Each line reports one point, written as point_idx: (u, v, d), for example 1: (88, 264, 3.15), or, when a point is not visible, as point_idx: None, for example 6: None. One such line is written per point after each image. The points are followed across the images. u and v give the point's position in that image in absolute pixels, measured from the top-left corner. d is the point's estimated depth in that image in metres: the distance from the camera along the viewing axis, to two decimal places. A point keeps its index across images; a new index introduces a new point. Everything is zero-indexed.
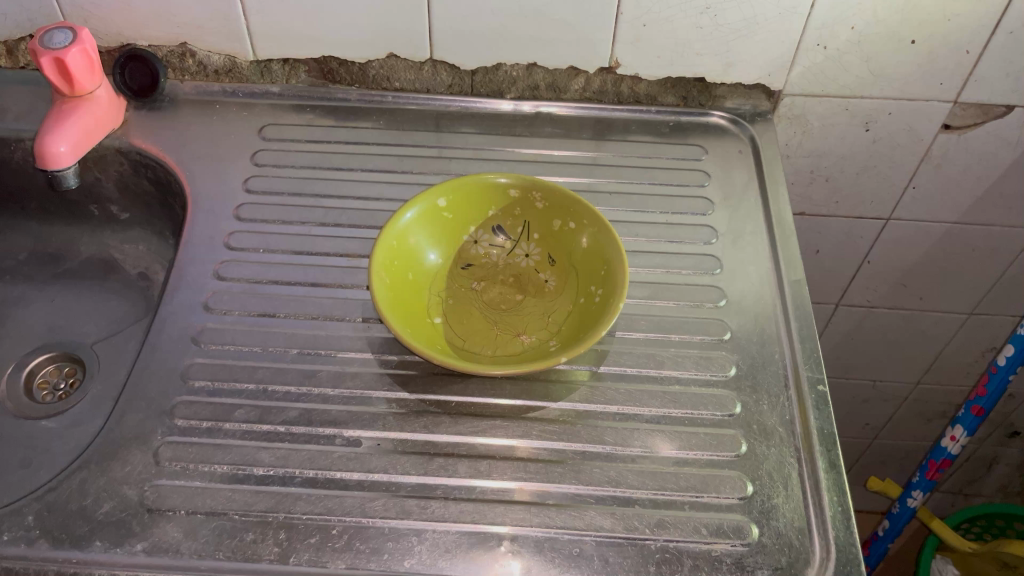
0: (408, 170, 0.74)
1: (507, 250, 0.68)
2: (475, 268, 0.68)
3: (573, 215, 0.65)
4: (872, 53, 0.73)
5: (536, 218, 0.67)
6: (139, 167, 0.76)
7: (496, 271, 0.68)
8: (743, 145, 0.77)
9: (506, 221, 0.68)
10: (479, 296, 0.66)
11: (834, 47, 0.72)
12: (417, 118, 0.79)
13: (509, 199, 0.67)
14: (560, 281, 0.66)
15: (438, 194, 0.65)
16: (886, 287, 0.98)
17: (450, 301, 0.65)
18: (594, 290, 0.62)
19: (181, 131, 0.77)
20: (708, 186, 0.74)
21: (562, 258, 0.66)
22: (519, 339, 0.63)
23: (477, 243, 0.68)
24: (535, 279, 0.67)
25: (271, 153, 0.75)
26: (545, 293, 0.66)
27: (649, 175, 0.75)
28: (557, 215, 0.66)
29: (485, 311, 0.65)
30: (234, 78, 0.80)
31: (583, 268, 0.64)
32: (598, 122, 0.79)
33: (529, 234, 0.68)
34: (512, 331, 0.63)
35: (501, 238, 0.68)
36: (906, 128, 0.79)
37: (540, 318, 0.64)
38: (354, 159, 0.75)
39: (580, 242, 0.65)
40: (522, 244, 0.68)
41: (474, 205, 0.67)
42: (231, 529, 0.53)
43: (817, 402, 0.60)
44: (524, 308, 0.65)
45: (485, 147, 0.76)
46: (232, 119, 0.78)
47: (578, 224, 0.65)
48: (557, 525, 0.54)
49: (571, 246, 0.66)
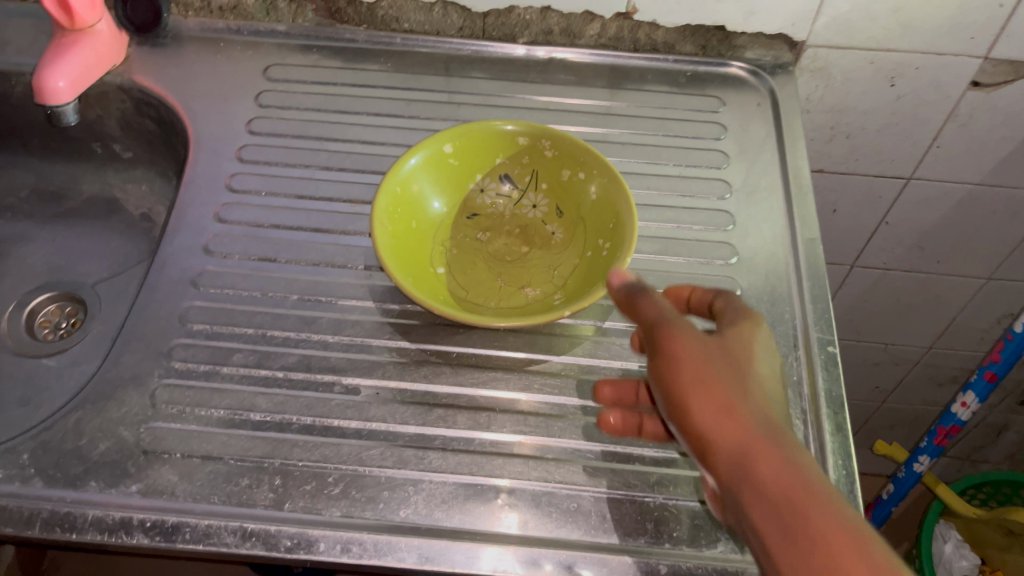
0: (416, 115, 0.72)
1: (514, 199, 0.66)
2: (481, 217, 0.65)
3: (583, 164, 0.62)
4: (901, 4, 0.68)
5: (545, 167, 0.64)
6: (141, 104, 0.74)
7: (502, 220, 0.65)
8: (762, 98, 0.75)
9: (513, 169, 0.65)
10: (485, 246, 0.64)
11: None
12: (427, 62, 0.77)
13: (518, 145, 0.64)
14: (567, 234, 0.64)
15: (444, 139, 0.62)
16: (904, 249, 0.96)
17: (453, 251, 0.63)
18: (603, 242, 0.60)
19: (183, 69, 0.75)
20: (725, 139, 0.72)
21: (571, 210, 0.64)
22: (524, 291, 0.61)
23: (484, 192, 0.66)
24: (542, 230, 0.65)
25: (276, 93, 0.74)
26: (552, 245, 0.64)
27: (663, 127, 0.72)
28: (567, 164, 0.63)
29: (490, 263, 0.63)
30: (240, 16, 0.78)
31: (591, 220, 0.62)
32: (613, 70, 0.77)
33: (537, 184, 0.65)
34: (517, 284, 0.61)
35: (508, 187, 0.66)
36: (932, 85, 0.76)
37: (546, 271, 0.62)
38: (361, 102, 0.73)
39: (589, 193, 0.62)
40: (530, 194, 0.65)
41: (481, 152, 0.65)
42: (227, 474, 0.53)
43: (826, 363, 0.59)
44: (530, 260, 0.63)
45: (495, 93, 0.74)
46: (237, 58, 0.76)
47: (587, 173, 0.62)
48: (555, 480, 0.53)
49: (581, 197, 0.63)
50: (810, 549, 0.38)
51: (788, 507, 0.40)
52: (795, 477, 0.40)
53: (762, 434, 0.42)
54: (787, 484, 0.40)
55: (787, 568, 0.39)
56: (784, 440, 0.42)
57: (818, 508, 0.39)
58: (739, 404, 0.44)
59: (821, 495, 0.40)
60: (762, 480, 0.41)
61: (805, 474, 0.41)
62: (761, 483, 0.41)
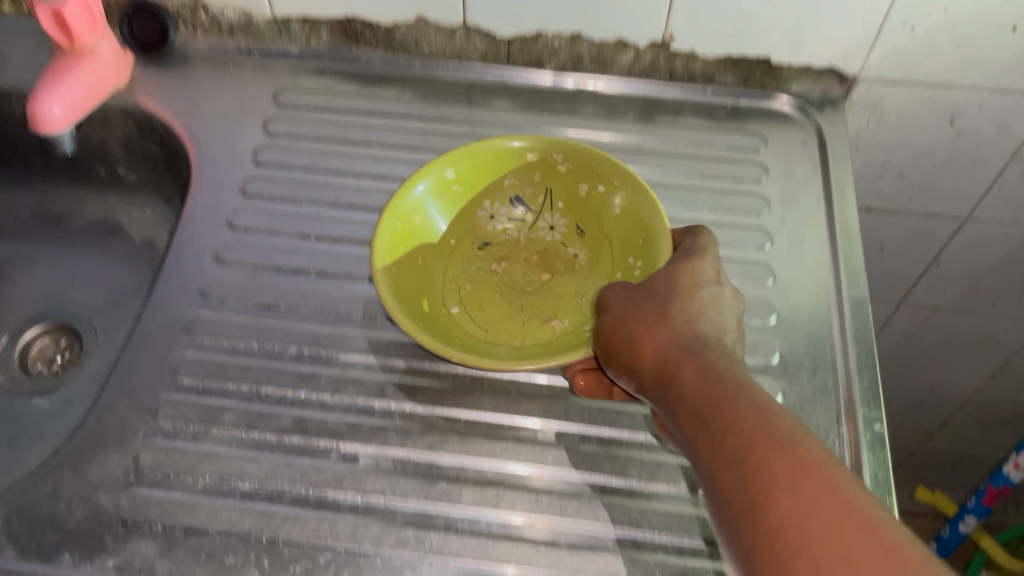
0: (432, 148, 0.67)
1: (526, 226, 0.62)
2: (495, 247, 0.62)
3: (601, 177, 0.59)
4: (966, 36, 0.63)
5: (558, 185, 0.61)
6: (145, 129, 0.70)
7: (517, 249, 0.62)
8: (807, 136, 0.70)
9: (523, 189, 0.62)
10: (503, 277, 0.60)
11: (922, 30, 0.63)
12: (447, 89, 0.72)
13: (526, 163, 0.60)
14: (591, 256, 0.60)
15: (443, 167, 0.59)
16: (955, 291, 0.89)
17: (467, 288, 0.59)
18: (629, 262, 0.57)
19: (189, 92, 0.70)
20: (766, 182, 0.66)
21: (591, 230, 0.60)
22: (548, 324, 0.57)
23: (494, 218, 0.62)
24: (561, 253, 0.61)
25: (285, 121, 0.69)
26: (576, 268, 0.60)
27: (699, 167, 0.67)
28: (583, 179, 0.60)
29: (510, 295, 0.59)
30: (250, 35, 0.73)
31: (618, 236, 0.58)
32: (646, 102, 0.71)
33: (553, 205, 0.62)
34: (540, 322, 0.57)
35: (518, 213, 0.62)
36: (996, 123, 0.69)
37: (571, 299, 0.58)
38: (375, 132, 0.69)
39: (613, 205, 0.59)
40: (544, 216, 0.62)
41: (486, 174, 0.61)
42: (211, 550, 0.48)
43: (872, 443, 0.53)
44: (554, 289, 0.60)
45: (517, 125, 0.69)
46: (246, 80, 0.72)
47: (607, 185, 0.59)
48: (568, 569, 0.48)
49: (603, 214, 0.60)
50: (725, 436, 0.39)
51: (708, 412, 0.41)
52: (716, 381, 0.42)
53: (686, 356, 0.45)
54: (703, 395, 0.42)
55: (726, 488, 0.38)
56: (710, 362, 0.44)
57: (726, 409, 0.41)
58: (682, 356, 0.45)
59: (735, 400, 0.41)
60: (687, 387, 0.43)
61: (722, 384, 0.42)
62: (683, 392, 0.43)
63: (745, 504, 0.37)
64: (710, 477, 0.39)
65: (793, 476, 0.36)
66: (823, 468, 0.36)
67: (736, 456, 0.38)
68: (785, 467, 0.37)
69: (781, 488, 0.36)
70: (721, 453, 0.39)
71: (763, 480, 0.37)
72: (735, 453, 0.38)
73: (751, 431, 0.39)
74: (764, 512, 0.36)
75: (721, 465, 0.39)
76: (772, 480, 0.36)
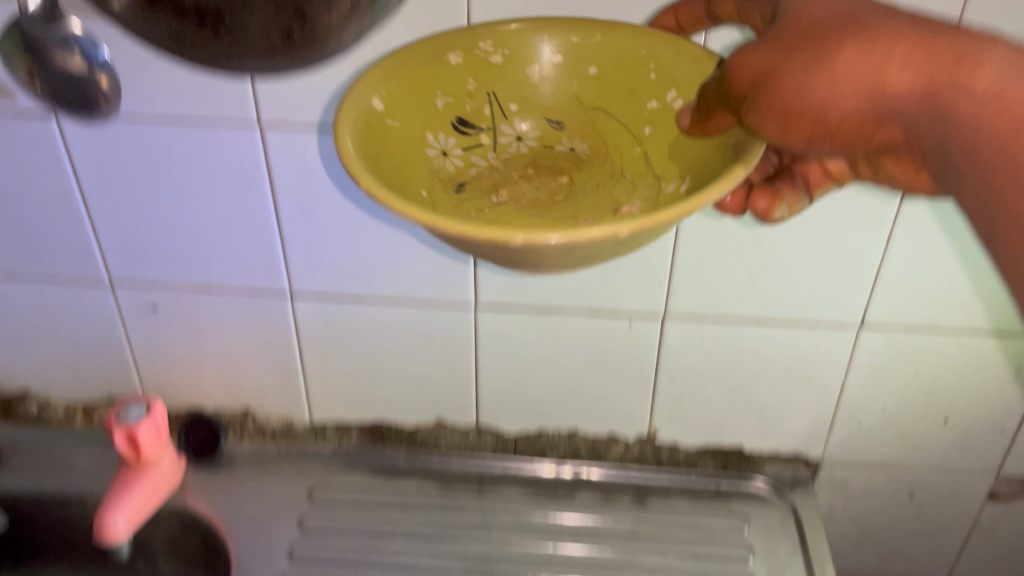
0: (449, 535, 0.78)
1: (489, 137, 0.57)
2: (473, 182, 0.55)
3: (587, 49, 0.56)
4: (906, 429, 0.78)
5: (505, 79, 0.57)
6: (190, 527, 0.81)
7: (504, 173, 0.56)
8: (784, 514, 0.80)
9: (463, 106, 0.56)
10: (512, 205, 0.54)
11: (868, 423, 0.79)
12: (461, 477, 0.84)
13: (463, 57, 0.56)
14: (570, 95, 0.57)
15: (370, 86, 0.52)
16: None
17: (486, 211, 0.53)
18: (658, 84, 0.55)
19: (232, 493, 0.82)
20: (754, 561, 0.75)
21: (573, 103, 0.57)
22: (622, 212, 0.52)
23: (446, 153, 0.56)
24: (551, 153, 0.57)
25: (319, 513, 0.80)
26: (580, 158, 0.57)
27: (688, 547, 0.77)
28: (551, 68, 0.57)
29: (537, 211, 0.53)
30: (291, 439, 0.87)
31: (609, 90, 0.57)
32: (637, 488, 0.82)
33: (505, 108, 0.57)
34: (591, 214, 0.52)
35: (484, 146, 0.57)
36: (950, 492, 0.81)
37: (608, 193, 0.54)
38: (400, 523, 0.79)
39: (614, 66, 0.56)
40: (506, 125, 0.57)
41: (420, 93, 0.55)
42: None
43: None
44: (582, 184, 0.55)
45: (523, 513, 0.80)
46: (283, 478, 0.84)
47: (594, 59, 0.56)
48: None
49: (571, 82, 0.57)
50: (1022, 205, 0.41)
51: (937, 91, 0.44)
52: (964, 111, 0.44)
53: (870, 33, 0.45)
54: (957, 161, 0.44)
55: None
56: (965, 69, 0.44)
57: (975, 187, 0.44)
58: (896, 65, 0.45)
59: (972, 132, 0.43)
60: (872, 97, 0.46)
61: (930, 109, 0.45)
62: (971, 144, 0.43)
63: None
64: (1014, 296, 0.42)
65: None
66: None
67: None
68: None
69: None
70: None
71: None
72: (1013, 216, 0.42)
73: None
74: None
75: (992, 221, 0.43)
76: None
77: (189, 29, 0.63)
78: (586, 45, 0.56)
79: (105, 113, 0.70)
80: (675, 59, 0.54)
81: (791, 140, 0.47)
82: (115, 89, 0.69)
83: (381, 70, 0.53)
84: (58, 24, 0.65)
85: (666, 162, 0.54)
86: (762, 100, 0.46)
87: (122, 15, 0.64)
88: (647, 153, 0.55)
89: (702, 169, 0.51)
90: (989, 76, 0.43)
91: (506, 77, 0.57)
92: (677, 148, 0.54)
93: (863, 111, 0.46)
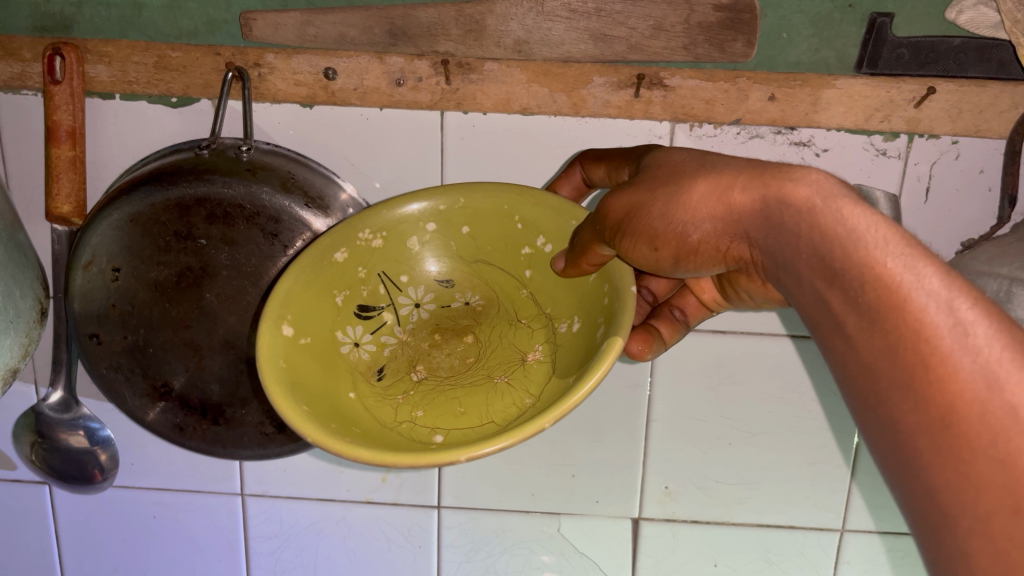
0: None
1: (394, 315, 0.55)
2: (390, 364, 0.54)
3: (459, 221, 0.55)
4: None
5: (391, 260, 0.55)
6: None
7: (416, 347, 0.55)
8: None
9: (361, 294, 0.54)
10: (434, 380, 0.53)
11: None
12: None
13: (349, 255, 0.53)
14: (453, 258, 0.56)
15: (278, 319, 0.48)
16: None
17: (417, 414, 0.51)
18: (527, 232, 0.54)
19: None
20: None
21: (460, 268, 0.56)
22: (532, 360, 0.52)
23: (357, 346, 0.53)
24: (450, 315, 0.56)
25: None
26: (477, 313, 0.56)
27: None
28: (411, 230, 0.55)
29: (456, 383, 0.52)
30: None
31: (487, 243, 0.55)
32: None
33: (399, 282, 0.55)
34: (523, 388, 0.51)
35: (391, 324, 0.55)
36: None
37: (515, 331, 0.55)
38: None
39: (485, 242, 0.56)
40: (402, 298, 0.55)
41: (319, 301, 0.52)
42: None
43: None
44: (486, 338, 0.55)
45: None
46: None
47: (468, 224, 0.55)
48: None
49: (450, 246, 0.56)
50: (854, 282, 0.35)
51: (764, 206, 0.40)
52: (780, 245, 0.39)
53: (705, 168, 0.43)
54: (776, 249, 0.39)
55: (880, 367, 0.34)
56: (783, 183, 0.39)
57: (801, 278, 0.38)
58: (730, 192, 0.41)
59: (784, 226, 0.39)
60: (723, 213, 0.42)
61: (766, 226, 0.40)
62: (791, 234, 0.38)
63: (939, 446, 0.32)
64: (832, 346, 0.37)
65: (910, 295, 0.33)
66: (904, 280, 0.34)
67: (846, 300, 0.35)
68: (899, 291, 0.33)
69: (918, 326, 0.33)
70: (851, 314, 0.35)
71: (896, 343, 0.33)
72: (818, 278, 0.37)
73: (823, 224, 0.37)
74: (945, 379, 0.32)
75: (824, 303, 0.37)
76: (903, 337, 0.33)
77: (192, 423, 0.68)
78: (455, 209, 0.55)
79: (100, 483, 0.75)
80: (537, 209, 0.53)
81: (664, 261, 0.46)
82: (112, 463, 0.75)
83: (282, 295, 0.49)
84: (69, 414, 0.72)
85: (553, 300, 0.54)
86: (635, 228, 0.45)
87: (135, 404, 0.67)
88: (535, 296, 0.55)
89: (586, 305, 0.51)
90: (802, 184, 0.38)
91: (390, 258, 0.55)
92: (554, 290, 0.54)
93: (711, 229, 0.42)
